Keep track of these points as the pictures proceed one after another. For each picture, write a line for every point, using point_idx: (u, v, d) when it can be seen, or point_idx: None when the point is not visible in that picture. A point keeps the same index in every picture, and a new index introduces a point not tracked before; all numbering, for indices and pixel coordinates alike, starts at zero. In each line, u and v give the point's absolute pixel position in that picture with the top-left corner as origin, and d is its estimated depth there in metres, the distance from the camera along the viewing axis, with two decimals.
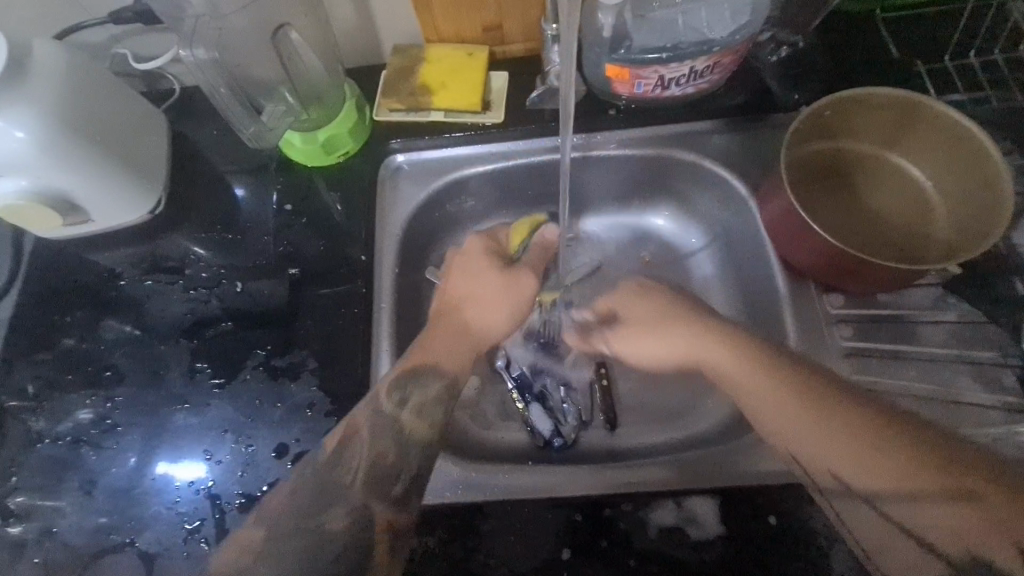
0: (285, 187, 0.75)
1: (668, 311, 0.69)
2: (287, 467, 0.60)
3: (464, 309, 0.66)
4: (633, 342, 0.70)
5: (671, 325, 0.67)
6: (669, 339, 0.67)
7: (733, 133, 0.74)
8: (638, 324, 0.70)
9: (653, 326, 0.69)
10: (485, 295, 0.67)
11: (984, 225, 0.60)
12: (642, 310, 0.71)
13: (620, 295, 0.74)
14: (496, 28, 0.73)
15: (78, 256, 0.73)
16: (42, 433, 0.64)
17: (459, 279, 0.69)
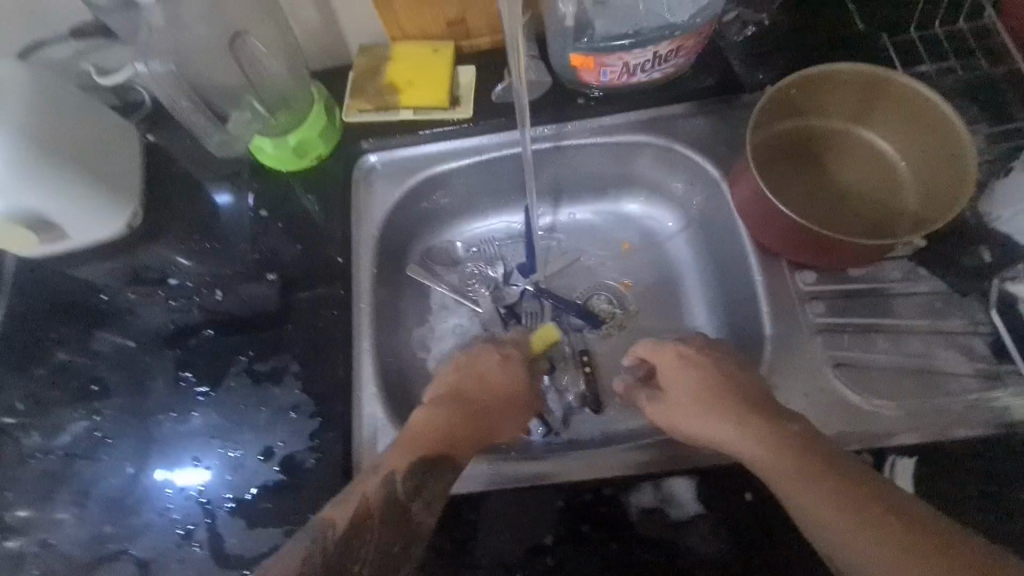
0: (261, 193, 0.75)
1: (702, 372, 0.60)
2: (275, 469, 0.61)
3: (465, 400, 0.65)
4: (669, 411, 0.61)
5: (705, 394, 0.58)
6: (706, 411, 0.57)
7: (704, 115, 0.75)
8: (679, 394, 0.60)
9: (689, 397, 0.59)
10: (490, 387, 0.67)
11: (952, 195, 0.61)
12: (685, 378, 0.61)
13: (660, 357, 0.64)
14: (460, 22, 0.72)
15: (59, 272, 0.74)
16: (33, 449, 0.65)
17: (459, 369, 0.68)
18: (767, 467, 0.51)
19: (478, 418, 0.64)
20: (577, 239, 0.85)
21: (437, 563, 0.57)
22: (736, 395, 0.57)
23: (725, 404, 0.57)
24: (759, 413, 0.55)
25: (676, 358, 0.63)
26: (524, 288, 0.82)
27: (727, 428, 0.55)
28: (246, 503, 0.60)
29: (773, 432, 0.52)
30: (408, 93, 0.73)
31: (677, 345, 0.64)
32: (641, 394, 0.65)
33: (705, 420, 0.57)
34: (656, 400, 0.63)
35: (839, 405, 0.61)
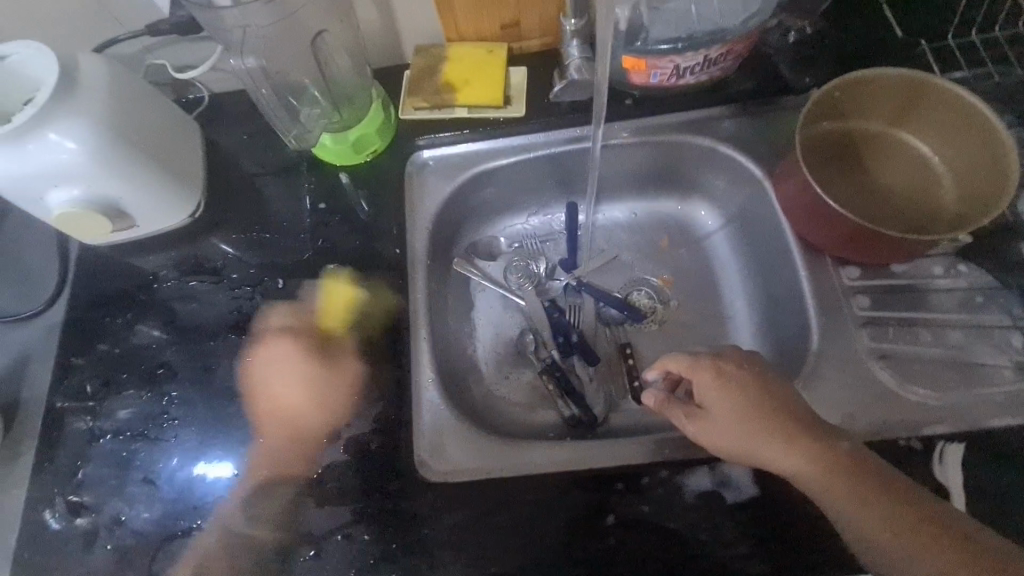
0: (317, 188, 0.78)
1: (744, 392, 0.58)
2: (340, 450, 0.64)
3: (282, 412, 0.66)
4: (713, 427, 0.58)
5: (751, 414, 0.56)
6: (756, 424, 0.56)
7: (747, 116, 0.77)
8: (723, 409, 0.58)
9: (734, 416, 0.57)
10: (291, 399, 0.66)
11: (998, 190, 0.63)
12: (726, 395, 0.58)
13: (694, 375, 0.60)
14: (515, 24, 0.75)
15: (123, 261, 0.76)
16: (102, 431, 0.67)
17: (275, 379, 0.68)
18: (826, 495, 0.52)
19: (274, 420, 0.66)
20: (618, 236, 0.87)
21: (501, 542, 0.59)
22: (783, 415, 0.56)
23: (772, 423, 0.56)
24: (810, 435, 0.55)
25: (712, 375, 0.59)
26: (567, 282, 0.84)
27: (778, 450, 0.55)
28: (312, 483, 0.62)
29: (830, 458, 0.53)
30: (464, 92, 0.76)
31: (716, 360, 0.60)
32: (673, 409, 0.61)
33: (755, 439, 0.56)
34: (695, 417, 0.59)
35: (884, 394, 0.63)
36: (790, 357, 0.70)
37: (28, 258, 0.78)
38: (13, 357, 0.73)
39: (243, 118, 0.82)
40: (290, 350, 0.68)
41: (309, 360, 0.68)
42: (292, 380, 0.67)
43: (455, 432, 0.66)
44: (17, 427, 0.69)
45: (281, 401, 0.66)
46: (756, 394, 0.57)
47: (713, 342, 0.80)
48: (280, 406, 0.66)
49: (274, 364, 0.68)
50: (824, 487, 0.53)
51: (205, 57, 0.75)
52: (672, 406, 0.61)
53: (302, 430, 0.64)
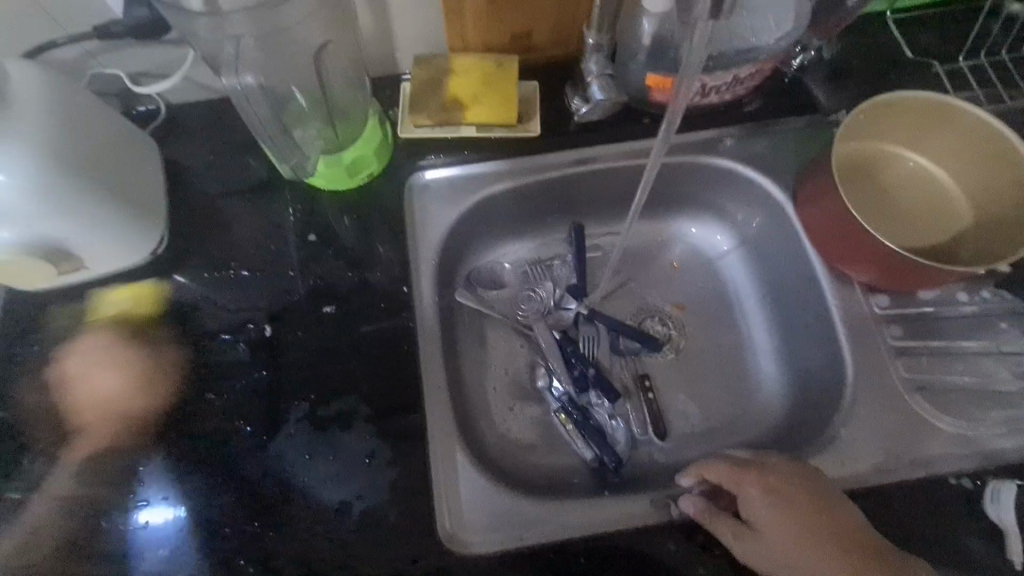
0: (304, 216, 0.69)
1: (798, 509, 0.54)
2: (354, 525, 0.56)
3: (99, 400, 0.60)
4: (764, 548, 0.53)
5: (806, 539, 0.52)
6: (813, 551, 0.52)
7: (766, 134, 0.74)
8: (774, 529, 0.53)
9: (790, 538, 0.53)
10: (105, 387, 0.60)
11: (1016, 239, 0.63)
12: (779, 515, 0.54)
13: (740, 487, 0.56)
14: (528, 33, 0.68)
15: (65, 308, 0.64)
16: (54, 519, 0.57)
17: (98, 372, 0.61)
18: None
19: (92, 409, 0.60)
20: (628, 260, 0.82)
21: None
22: (844, 538, 0.52)
23: (830, 549, 0.52)
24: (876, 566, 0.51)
25: (761, 491, 0.55)
26: (578, 311, 0.77)
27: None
28: (323, 566, 0.55)
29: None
30: (472, 108, 0.68)
31: (764, 472, 0.56)
32: (719, 523, 0.55)
33: (813, 566, 0.52)
34: (744, 536, 0.54)
35: (922, 428, 0.62)
36: (822, 389, 0.68)
37: None
38: None
39: (209, 134, 0.71)
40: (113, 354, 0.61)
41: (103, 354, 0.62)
42: (92, 368, 0.61)
43: (486, 496, 0.59)
44: None
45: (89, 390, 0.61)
46: (811, 515, 0.53)
47: (735, 372, 0.76)
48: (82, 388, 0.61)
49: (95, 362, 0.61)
50: None
51: (181, 59, 0.65)
52: (716, 519, 0.56)
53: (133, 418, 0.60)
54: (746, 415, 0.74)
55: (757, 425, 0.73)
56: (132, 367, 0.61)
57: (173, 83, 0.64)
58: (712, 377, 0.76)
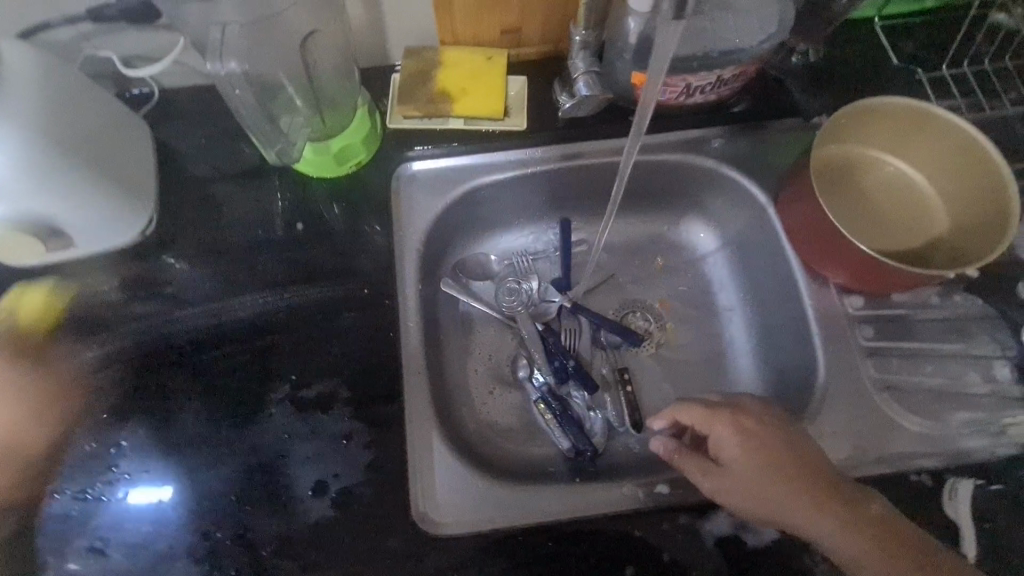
0: (292, 202, 0.70)
1: (765, 444, 0.57)
2: (328, 504, 0.57)
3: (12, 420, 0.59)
4: (732, 484, 0.56)
5: (769, 469, 0.55)
6: (780, 484, 0.55)
7: (749, 135, 0.75)
8: (743, 466, 0.56)
9: (756, 471, 0.55)
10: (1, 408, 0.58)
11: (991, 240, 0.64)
12: (749, 453, 0.56)
13: (712, 428, 0.59)
14: (517, 29, 0.69)
15: (54, 284, 0.66)
16: (36, 488, 0.58)
17: None
18: (854, 557, 0.52)
19: None
20: (612, 257, 0.83)
21: None
22: (806, 470, 0.55)
23: (796, 481, 0.55)
24: (835, 496, 0.54)
25: (730, 429, 0.58)
26: (562, 304, 0.78)
27: (801, 505, 0.54)
28: (294, 542, 0.56)
29: (855, 517, 0.53)
30: (461, 102, 0.69)
31: (735, 413, 0.59)
32: (688, 461, 0.58)
33: (775, 497, 0.54)
34: (713, 473, 0.57)
35: (888, 426, 0.63)
36: (795, 386, 0.70)
37: None
38: None
39: (201, 119, 0.72)
40: None
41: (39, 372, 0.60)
42: None
43: (460, 479, 0.61)
44: None
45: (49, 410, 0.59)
46: (775, 448, 0.56)
47: (714, 367, 0.77)
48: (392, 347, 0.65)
49: None
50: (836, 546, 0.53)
51: (176, 44, 0.66)
52: (686, 458, 0.58)
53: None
54: None
55: None
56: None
57: (163, 67, 0.64)
58: (690, 372, 0.77)
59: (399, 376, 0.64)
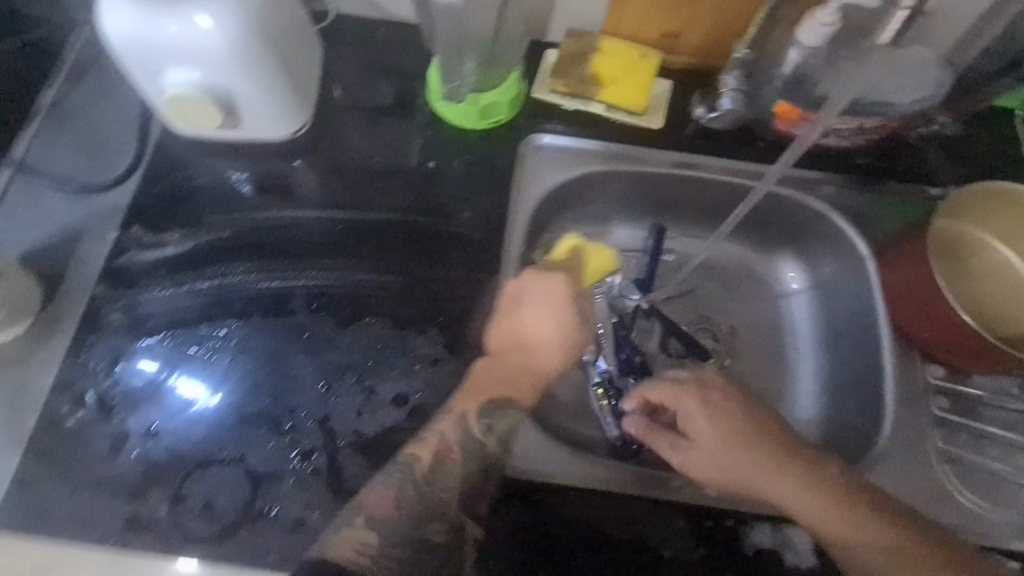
0: (428, 143, 0.75)
1: (729, 416, 0.61)
2: (405, 415, 0.61)
3: (527, 343, 0.67)
4: (699, 455, 0.60)
5: (731, 441, 0.60)
6: (750, 454, 0.59)
7: (866, 191, 0.77)
8: (710, 438, 0.61)
9: (722, 442, 0.60)
10: (545, 311, 0.68)
11: None
12: (713, 428, 0.61)
13: (679, 403, 0.63)
14: (677, 35, 0.73)
15: (205, 157, 0.72)
16: (153, 331, 0.64)
17: (533, 312, 0.67)
18: (813, 516, 0.57)
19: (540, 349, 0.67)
20: (698, 275, 0.85)
21: (552, 548, 0.58)
22: (763, 442, 0.60)
23: (767, 452, 0.60)
24: (802, 460, 0.59)
25: (696, 404, 0.62)
26: (639, 304, 0.81)
27: (763, 471, 0.59)
28: (369, 439, 0.60)
29: (812, 478, 0.58)
30: (608, 89, 0.74)
31: (700, 387, 0.62)
32: (658, 437, 0.62)
33: (739, 467, 0.59)
34: (682, 448, 0.61)
35: (944, 494, 0.65)
36: (854, 438, 0.71)
37: (96, 124, 0.71)
38: (64, 226, 0.67)
39: (366, 49, 0.78)
40: (551, 287, 0.69)
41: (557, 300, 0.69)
42: (549, 307, 0.68)
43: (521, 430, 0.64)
44: (57, 302, 0.64)
45: (539, 336, 0.67)
46: (737, 419, 0.61)
47: (776, 400, 0.78)
48: (519, 331, 0.67)
49: (537, 301, 0.68)
50: (819, 519, 0.57)
51: None
52: (656, 435, 0.63)
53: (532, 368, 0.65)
54: None
55: None
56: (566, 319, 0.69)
57: None
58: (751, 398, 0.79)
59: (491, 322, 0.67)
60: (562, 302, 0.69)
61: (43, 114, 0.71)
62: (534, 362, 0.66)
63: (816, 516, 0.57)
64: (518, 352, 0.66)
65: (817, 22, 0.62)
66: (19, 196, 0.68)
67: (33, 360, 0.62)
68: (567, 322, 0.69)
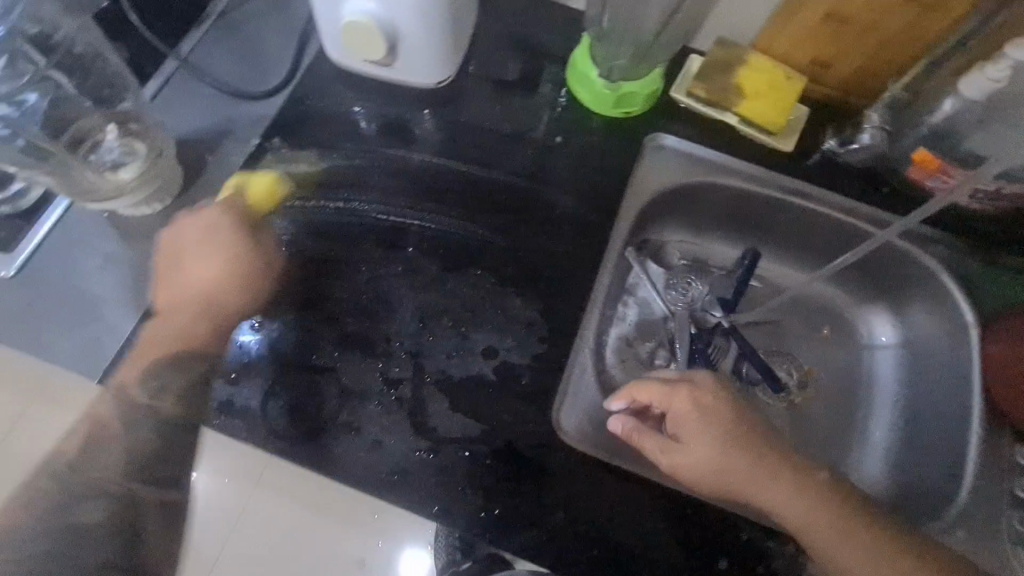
0: (554, 121, 0.76)
1: (720, 419, 0.59)
2: (491, 368, 0.64)
3: (182, 262, 0.65)
4: (687, 458, 0.59)
5: (723, 444, 0.59)
6: (738, 458, 0.58)
7: (986, 263, 0.73)
8: (698, 441, 0.59)
9: (710, 446, 0.59)
10: (204, 250, 0.64)
11: None
12: (703, 432, 0.59)
13: (670, 402, 0.61)
14: (828, 64, 0.72)
15: (348, 87, 0.75)
16: (273, 236, 0.67)
17: (194, 255, 0.65)
18: (806, 525, 0.56)
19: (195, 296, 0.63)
20: (783, 306, 0.83)
21: (608, 532, 0.60)
22: (754, 447, 0.59)
23: (755, 458, 0.58)
24: (791, 467, 0.58)
25: (687, 404, 0.60)
26: (720, 321, 0.78)
27: (755, 476, 0.58)
28: (454, 384, 0.63)
29: (804, 487, 0.57)
30: (748, 103, 0.74)
31: (691, 389, 0.60)
32: (647, 440, 0.60)
33: (732, 471, 0.58)
34: (671, 452, 0.59)
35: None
36: (922, 502, 0.70)
37: (257, 38, 0.76)
38: (213, 125, 0.72)
39: (514, 15, 0.80)
40: (216, 225, 0.65)
41: (223, 245, 0.65)
42: (212, 247, 0.64)
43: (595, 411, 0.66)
44: (194, 192, 0.69)
45: (189, 278, 0.64)
46: (728, 423, 0.59)
47: (841, 447, 0.77)
48: (196, 291, 0.64)
49: (191, 238, 0.65)
50: (808, 526, 0.57)
51: None
52: (645, 436, 0.60)
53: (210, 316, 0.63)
54: None
55: None
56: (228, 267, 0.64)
57: None
58: (817, 440, 0.77)
59: (586, 301, 0.68)
60: (212, 231, 0.65)
61: (211, 21, 0.75)
62: (195, 299, 0.63)
63: (805, 522, 0.57)
64: (191, 306, 0.63)
65: (984, 77, 0.61)
66: (177, 89, 0.73)
67: (164, 239, 0.67)
68: (233, 261, 0.64)
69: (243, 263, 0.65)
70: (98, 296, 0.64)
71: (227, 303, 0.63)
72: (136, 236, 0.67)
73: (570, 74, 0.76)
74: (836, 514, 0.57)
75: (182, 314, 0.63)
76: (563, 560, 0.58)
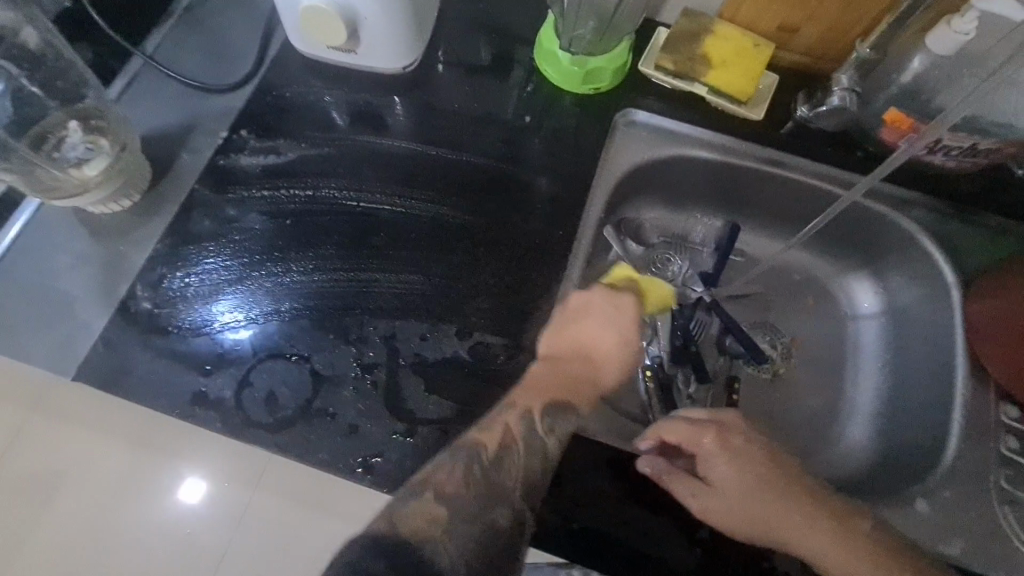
0: (522, 102, 0.76)
1: (750, 460, 0.58)
2: (467, 347, 0.64)
3: (578, 328, 0.63)
4: (718, 502, 0.57)
5: (757, 490, 0.57)
6: (774, 503, 0.57)
7: (964, 223, 0.72)
8: (729, 484, 0.58)
9: (741, 488, 0.57)
10: (601, 325, 0.63)
11: None
12: (735, 474, 0.58)
13: (699, 443, 0.59)
14: (795, 30, 0.72)
15: (313, 76, 0.75)
16: (242, 228, 0.67)
17: (594, 323, 0.63)
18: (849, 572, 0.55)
19: (598, 363, 0.62)
20: (764, 278, 0.82)
21: (587, 505, 0.59)
22: (788, 493, 0.58)
23: (789, 501, 0.57)
24: (825, 510, 0.57)
25: (717, 447, 0.59)
26: (702, 296, 0.78)
27: (795, 524, 0.56)
28: (428, 365, 0.63)
29: (842, 533, 0.56)
30: (717, 72, 0.73)
31: (720, 429, 0.59)
32: (677, 483, 0.58)
33: (768, 519, 0.56)
34: (702, 494, 0.57)
35: (997, 535, 0.63)
36: (909, 467, 0.69)
37: (223, 33, 0.76)
38: (180, 119, 0.72)
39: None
40: (620, 307, 0.64)
41: (627, 312, 0.64)
42: (606, 317, 0.63)
43: None
44: (162, 186, 0.69)
45: (595, 344, 0.62)
46: (757, 464, 0.58)
47: (826, 414, 0.76)
48: (592, 351, 0.62)
49: (588, 309, 0.63)
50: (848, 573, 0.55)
51: None
52: (675, 478, 0.58)
53: (590, 371, 0.61)
54: (823, 457, 0.74)
55: (828, 468, 0.73)
56: (624, 333, 0.63)
57: None
58: (801, 410, 0.76)
59: (559, 278, 0.68)
60: (627, 315, 0.64)
61: (176, 17, 0.75)
62: (600, 368, 0.62)
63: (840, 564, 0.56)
64: (590, 362, 0.62)
65: (953, 31, 0.61)
66: (143, 85, 0.73)
67: (132, 235, 0.66)
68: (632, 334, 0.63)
69: (635, 335, 0.63)
70: (67, 293, 0.64)
71: (611, 364, 0.62)
72: (105, 233, 0.67)
73: (537, 52, 0.76)
74: (880, 560, 0.55)
75: (576, 367, 0.61)
76: (537, 537, 0.58)
